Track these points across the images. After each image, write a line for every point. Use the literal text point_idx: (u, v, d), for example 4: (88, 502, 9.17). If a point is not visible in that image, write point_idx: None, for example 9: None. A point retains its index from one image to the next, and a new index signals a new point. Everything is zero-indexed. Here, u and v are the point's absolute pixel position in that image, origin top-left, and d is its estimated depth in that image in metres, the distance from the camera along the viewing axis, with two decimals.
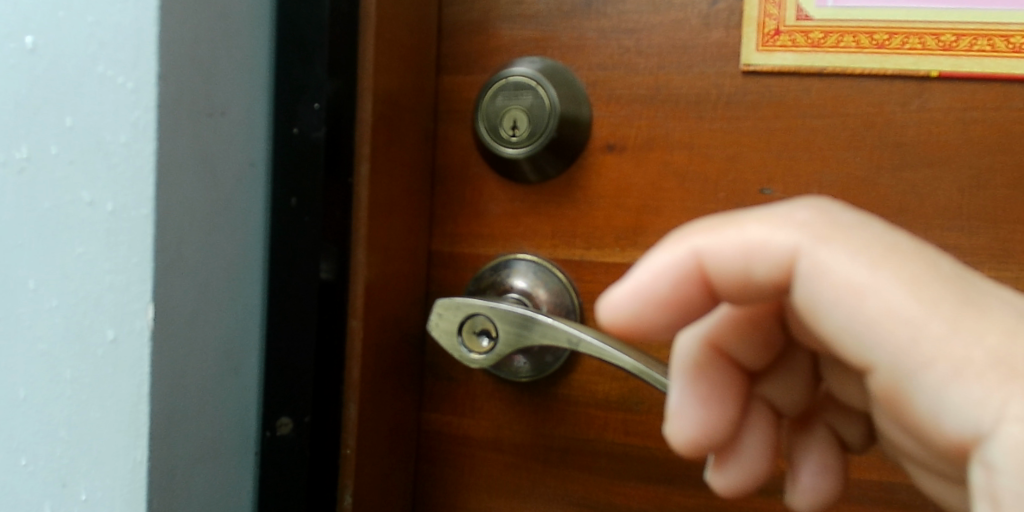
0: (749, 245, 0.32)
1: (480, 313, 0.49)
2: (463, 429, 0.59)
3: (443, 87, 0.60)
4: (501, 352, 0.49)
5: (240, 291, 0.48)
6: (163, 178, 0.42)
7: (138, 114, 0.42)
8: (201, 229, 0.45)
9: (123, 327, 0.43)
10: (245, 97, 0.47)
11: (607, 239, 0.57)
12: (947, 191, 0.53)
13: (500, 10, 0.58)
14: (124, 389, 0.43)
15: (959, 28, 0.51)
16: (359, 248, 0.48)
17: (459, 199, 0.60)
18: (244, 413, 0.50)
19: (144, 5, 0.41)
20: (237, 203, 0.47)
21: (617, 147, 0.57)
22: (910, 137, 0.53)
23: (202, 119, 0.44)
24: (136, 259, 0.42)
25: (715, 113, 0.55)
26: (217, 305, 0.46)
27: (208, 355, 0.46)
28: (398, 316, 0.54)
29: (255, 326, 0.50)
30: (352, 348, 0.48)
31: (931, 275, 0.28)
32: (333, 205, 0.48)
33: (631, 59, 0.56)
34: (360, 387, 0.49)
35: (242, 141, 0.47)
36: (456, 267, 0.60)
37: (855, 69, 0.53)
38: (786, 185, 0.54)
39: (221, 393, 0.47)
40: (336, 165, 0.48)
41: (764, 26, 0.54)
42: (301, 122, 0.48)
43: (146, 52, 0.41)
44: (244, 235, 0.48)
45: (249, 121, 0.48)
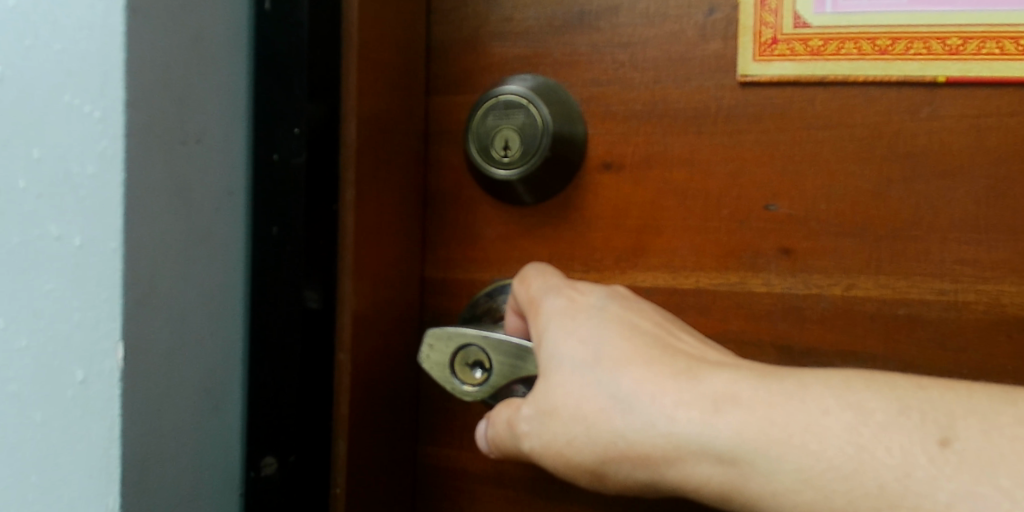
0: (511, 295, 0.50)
1: (472, 344, 0.47)
2: (461, 463, 0.57)
3: (433, 109, 0.58)
4: (496, 384, 0.47)
5: (220, 324, 0.46)
6: (132, 210, 0.40)
7: (105, 144, 0.40)
8: (177, 262, 0.43)
9: (91, 368, 0.41)
10: (221, 123, 0.45)
11: (606, 261, 0.55)
12: (964, 202, 0.50)
13: (488, 28, 0.56)
14: (95, 433, 0.41)
15: (965, 31, 0.49)
16: (346, 276, 0.46)
17: (453, 223, 0.58)
18: (228, 452, 0.48)
19: (111, 30, 0.39)
20: (214, 234, 0.45)
21: (614, 165, 0.54)
22: (921, 146, 0.50)
23: (176, 144, 0.42)
24: (105, 295, 0.40)
25: (716, 127, 0.53)
26: (198, 343, 0.45)
27: (189, 397, 0.44)
28: (390, 348, 0.52)
29: (238, 362, 0.48)
30: (341, 380, 0.46)
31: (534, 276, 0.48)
32: (315, 233, 0.46)
33: (625, 74, 0.54)
34: (349, 423, 0.47)
35: (219, 169, 0.45)
36: (451, 294, 0.58)
37: (858, 77, 0.51)
38: (791, 200, 0.52)
39: (200, 433, 0.45)
40: (316, 195, 0.46)
41: (760, 35, 0.52)
42: (282, 148, 0.46)
43: (113, 79, 0.39)
44: (223, 268, 0.46)
45: (227, 149, 0.46)
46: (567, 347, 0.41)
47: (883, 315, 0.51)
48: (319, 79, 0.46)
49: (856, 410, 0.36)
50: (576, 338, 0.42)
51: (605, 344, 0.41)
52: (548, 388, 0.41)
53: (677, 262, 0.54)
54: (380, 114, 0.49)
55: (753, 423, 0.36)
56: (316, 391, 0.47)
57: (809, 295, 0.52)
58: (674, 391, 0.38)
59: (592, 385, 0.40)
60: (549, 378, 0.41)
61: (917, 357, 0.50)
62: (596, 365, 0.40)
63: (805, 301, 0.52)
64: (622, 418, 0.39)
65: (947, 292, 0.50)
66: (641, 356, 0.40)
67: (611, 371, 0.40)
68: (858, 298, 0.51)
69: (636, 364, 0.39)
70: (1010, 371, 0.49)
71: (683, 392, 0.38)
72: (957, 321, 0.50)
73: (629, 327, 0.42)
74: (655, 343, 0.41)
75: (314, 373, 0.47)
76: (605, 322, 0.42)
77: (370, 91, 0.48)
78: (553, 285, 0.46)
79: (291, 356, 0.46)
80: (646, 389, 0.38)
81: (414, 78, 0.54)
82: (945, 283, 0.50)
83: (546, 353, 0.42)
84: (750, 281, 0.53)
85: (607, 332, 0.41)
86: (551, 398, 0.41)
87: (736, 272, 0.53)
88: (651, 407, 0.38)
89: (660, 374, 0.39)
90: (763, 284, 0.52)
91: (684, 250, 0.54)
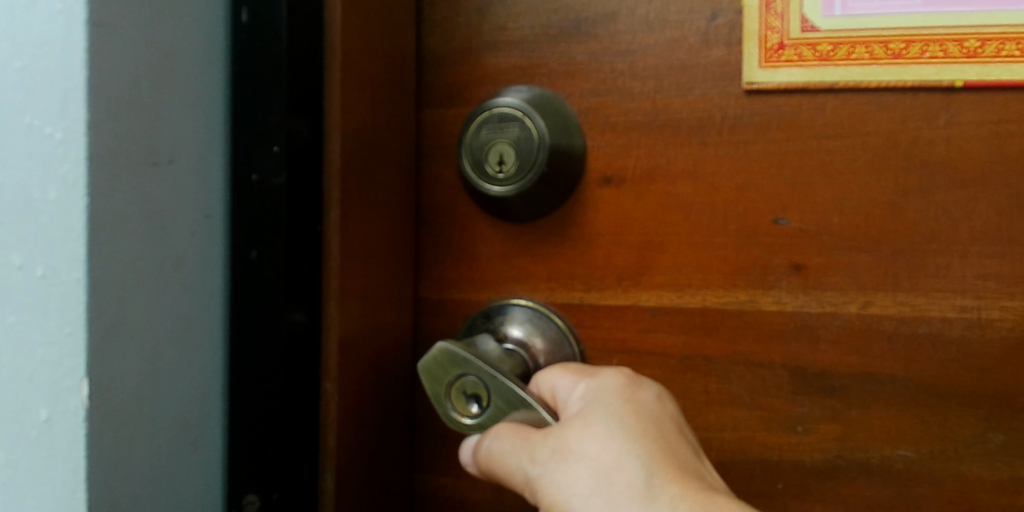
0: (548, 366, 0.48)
1: (476, 377, 0.43)
2: (460, 494, 0.54)
3: (425, 123, 0.55)
4: (484, 426, 0.43)
5: (196, 356, 0.44)
6: (97, 237, 0.38)
7: (67, 167, 0.37)
8: (148, 295, 0.40)
9: (56, 407, 0.38)
10: (194, 142, 0.43)
11: (608, 280, 0.52)
12: (985, 214, 0.47)
13: (481, 38, 0.54)
14: (60, 478, 0.38)
15: (982, 33, 0.46)
16: (331, 300, 0.44)
17: (447, 242, 0.55)
18: (208, 489, 0.45)
19: (72, 46, 0.37)
20: (189, 261, 0.43)
21: (614, 179, 0.52)
22: (939, 154, 0.47)
23: (146, 166, 0.40)
24: (69, 329, 0.38)
25: (721, 137, 0.50)
26: (173, 376, 0.42)
27: (166, 434, 0.42)
28: (381, 375, 0.49)
29: (217, 392, 0.45)
30: (327, 412, 0.45)
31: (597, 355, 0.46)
32: (298, 257, 0.44)
33: (625, 83, 0.51)
34: (338, 457, 0.45)
35: (194, 190, 0.43)
36: (447, 316, 0.55)
37: (870, 83, 0.48)
38: (802, 213, 0.49)
39: (176, 473, 0.43)
40: (298, 216, 0.44)
41: (766, 41, 0.49)
42: (260, 168, 0.44)
43: (74, 97, 0.37)
44: (199, 297, 0.44)
45: (202, 168, 0.43)
46: (618, 415, 0.39)
47: (901, 335, 0.48)
48: (299, 95, 0.44)
49: None
50: (628, 413, 0.39)
51: (651, 434, 0.38)
52: (581, 437, 0.38)
53: (682, 281, 0.51)
54: (365, 132, 0.47)
55: None
56: (300, 424, 0.44)
57: (822, 313, 0.49)
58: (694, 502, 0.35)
59: (624, 457, 0.37)
60: (586, 428, 0.38)
61: (939, 378, 0.47)
62: (636, 443, 0.37)
63: (819, 320, 0.49)
64: (633, 500, 0.35)
65: (969, 309, 0.47)
66: (676, 462, 0.37)
67: (646, 456, 0.37)
68: (875, 316, 0.48)
69: (669, 465, 0.37)
70: None
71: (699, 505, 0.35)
72: (980, 340, 0.47)
73: (677, 433, 0.39)
74: (692, 460, 0.38)
75: (296, 405, 0.44)
76: (658, 415, 0.40)
77: (353, 107, 0.46)
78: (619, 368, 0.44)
79: (269, 385, 0.44)
80: (671, 488, 0.35)
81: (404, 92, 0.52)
82: (968, 299, 0.47)
83: (595, 409, 0.40)
84: (760, 299, 0.50)
85: (656, 423, 0.39)
86: (579, 445, 0.38)
87: (745, 290, 0.50)
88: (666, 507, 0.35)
89: (687, 483, 0.36)
90: (774, 302, 0.49)
91: (689, 268, 0.51)
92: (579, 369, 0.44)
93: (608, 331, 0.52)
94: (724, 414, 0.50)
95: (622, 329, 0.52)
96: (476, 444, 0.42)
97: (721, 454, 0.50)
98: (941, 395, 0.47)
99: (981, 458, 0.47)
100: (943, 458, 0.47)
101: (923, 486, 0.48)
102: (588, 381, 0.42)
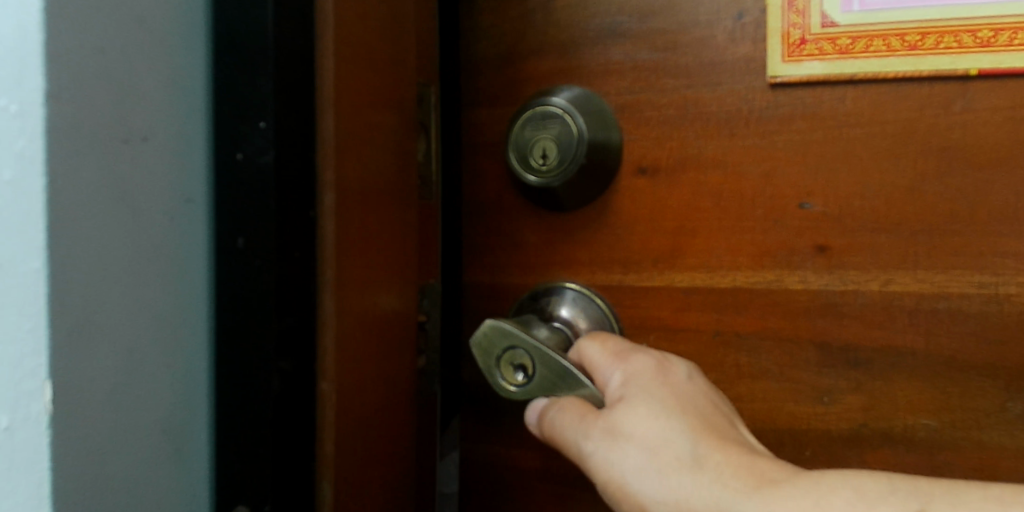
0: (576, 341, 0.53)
1: (521, 348, 0.49)
2: (513, 459, 0.60)
3: (476, 122, 0.61)
4: (532, 392, 0.49)
5: (177, 335, 0.45)
6: (62, 227, 0.39)
7: (23, 144, 0.38)
8: (116, 279, 0.41)
9: (17, 414, 0.39)
10: (171, 122, 0.44)
11: (644, 263, 0.57)
12: (1001, 195, 0.49)
13: (525, 43, 0.59)
14: (25, 455, 0.39)
15: (995, 23, 0.49)
16: (326, 297, 0.42)
17: (496, 230, 0.60)
18: (188, 468, 0.46)
19: (29, 29, 0.38)
20: (165, 242, 0.44)
21: (649, 170, 0.56)
22: (956, 140, 0.50)
23: (116, 151, 0.41)
24: (29, 325, 0.38)
25: (749, 129, 0.54)
26: (149, 365, 0.43)
27: (139, 422, 0.43)
28: (399, 370, 0.48)
29: (201, 372, 0.46)
30: (324, 414, 0.43)
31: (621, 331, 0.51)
32: (289, 245, 0.42)
33: (658, 81, 0.56)
34: (335, 467, 0.43)
35: (170, 171, 0.44)
36: (497, 298, 0.61)
37: (887, 73, 0.51)
38: (825, 198, 0.53)
39: (150, 453, 0.44)
40: (287, 200, 0.42)
41: (788, 37, 0.52)
42: (245, 147, 0.43)
43: (32, 71, 0.38)
44: (179, 276, 0.45)
45: (180, 148, 0.45)
46: (657, 395, 0.44)
47: (921, 310, 0.51)
48: (287, 77, 0.42)
49: (854, 491, 0.37)
50: (666, 394, 0.45)
51: (689, 410, 0.44)
52: (628, 419, 0.43)
53: (713, 263, 0.55)
54: (365, 108, 0.45)
55: (789, 504, 0.37)
56: (293, 425, 0.42)
57: (846, 291, 0.52)
58: (735, 464, 0.40)
59: (670, 433, 0.42)
60: (631, 409, 0.44)
61: (959, 352, 0.50)
62: (677, 419, 0.43)
63: (842, 297, 0.52)
64: (683, 469, 0.41)
65: (987, 285, 0.50)
66: (713, 431, 0.43)
67: (689, 430, 0.42)
68: (896, 293, 0.51)
69: (709, 434, 0.42)
70: None
71: (739, 466, 0.40)
72: (998, 314, 0.50)
73: (707, 407, 0.45)
74: (724, 427, 0.44)
75: (290, 406, 0.42)
76: (690, 392, 0.45)
77: (348, 82, 0.43)
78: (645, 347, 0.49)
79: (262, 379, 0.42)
80: (715, 456, 0.41)
81: (417, 73, 0.50)
82: (985, 276, 0.50)
83: (635, 391, 0.45)
84: (786, 279, 0.53)
85: (691, 402, 0.44)
86: (628, 425, 0.43)
87: (772, 271, 0.54)
88: (712, 472, 0.40)
89: (728, 447, 0.41)
90: (799, 281, 0.53)
91: (720, 251, 0.55)
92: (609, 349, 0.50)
93: (645, 310, 0.57)
94: (754, 387, 0.54)
95: (659, 307, 0.56)
96: (545, 409, 0.48)
97: (753, 423, 0.54)
98: (961, 367, 0.50)
99: (1002, 427, 0.50)
100: (965, 427, 0.50)
101: (947, 454, 0.50)
102: (621, 362, 0.48)
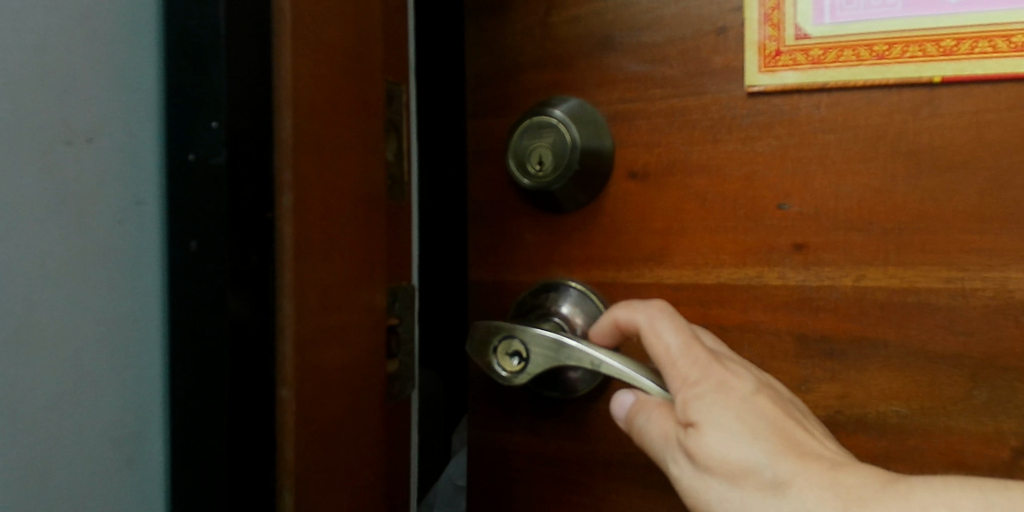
0: (618, 320, 0.55)
1: (510, 335, 0.56)
2: (516, 444, 0.65)
3: (480, 130, 0.66)
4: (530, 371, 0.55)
5: (125, 321, 0.49)
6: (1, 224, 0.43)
7: None
8: (59, 269, 0.46)
9: None
10: (119, 125, 0.48)
11: (635, 261, 0.60)
12: (967, 195, 0.52)
13: (525, 57, 0.63)
14: None
15: (958, 33, 0.52)
16: (285, 296, 0.44)
17: (500, 232, 0.65)
18: (138, 445, 0.50)
19: None
20: (112, 235, 0.48)
21: (639, 174, 0.60)
22: (924, 144, 0.53)
23: (58, 153, 0.46)
24: None
25: (730, 135, 0.57)
26: (95, 349, 0.48)
27: (91, 397, 0.48)
28: (369, 374, 0.48)
29: (153, 357, 0.50)
30: (285, 419, 0.44)
31: (669, 324, 0.52)
32: (245, 249, 0.43)
33: (647, 91, 0.59)
34: (296, 471, 0.44)
35: (119, 171, 0.48)
36: (501, 294, 0.65)
37: (857, 82, 0.54)
38: (803, 199, 0.56)
39: (99, 429, 0.48)
40: (244, 205, 0.43)
41: (764, 48, 0.56)
42: (196, 149, 0.45)
43: None
44: (128, 267, 0.49)
45: (130, 150, 0.49)
46: (728, 419, 0.46)
47: (893, 303, 0.54)
48: (245, 89, 0.43)
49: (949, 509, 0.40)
50: (736, 414, 0.46)
51: (762, 430, 0.46)
52: (707, 450, 0.46)
53: (698, 261, 0.59)
54: (325, 111, 0.45)
55: None
56: (256, 423, 0.44)
57: (821, 286, 0.56)
58: (817, 486, 0.43)
59: (749, 462, 0.45)
60: (706, 439, 0.46)
61: (928, 343, 0.53)
62: (753, 446, 0.45)
63: (818, 292, 0.56)
64: (770, 496, 0.44)
65: (954, 280, 0.53)
66: (789, 449, 0.45)
67: (766, 455, 0.45)
68: (869, 288, 0.54)
69: (786, 455, 0.44)
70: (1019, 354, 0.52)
71: (820, 489, 0.43)
72: (965, 307, 0.53)
73: (776, 419, 0.47)
74: (796, 439, 0.46)
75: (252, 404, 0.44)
76: (757, 406, 0.47)
77: (305, 85, 0.44)
78: (702, 350, 0.50)
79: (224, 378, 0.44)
80: (795, 481, 0.43)
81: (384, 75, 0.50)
82: (952, 271, 0.53)
83: (706, 416, 0.47)
84: (766, 275, 0.57)
85: (760, 420, 0.46)
86: (708, 456, 0.46)
87: (754, 267, 0.57)
88: (797, 499, 0.43)
89: (807, 467, 0.44)
90: (778, 277, 0.57)
91: (705, 249, 0.58)
92: (668, 356, 0.51)
93: None
94: None
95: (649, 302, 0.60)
96: (631, 416, 0.52)
97: None
98: (929, 357, 0.53)
99: (968, 413, 0.53)
100: (933, 414, 0.53)
101: (915, 439, 0.54)
102: (686, 380, 0.49)
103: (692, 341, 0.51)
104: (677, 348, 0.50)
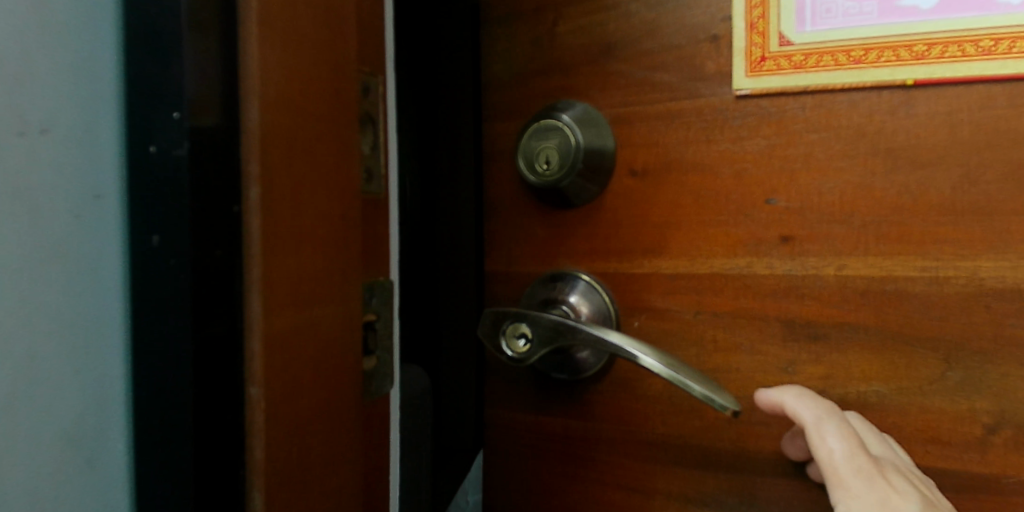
0: (784, 405, 0.58)
1: (515, 319, 0.61)
2: (528, 421, 0.70)
3: (494, 132, 0.71)
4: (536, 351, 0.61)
5: (70, 318, 0.47)
6: None
7: None
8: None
9: None
10: (76, 115, 0.47)
11: (636, 253, 0.65)
12: (941, 188, 0.56)
13: (534, 64, 0.69)
14: None
15: (929, 38, 0.56)
16: (252, 293, 0.42)
17: (512, 226, 0.70)
18: (95, 445, 0.49)
19: None
20: (54, 228, 0.46)
21: (639, 172, 0.65)
22: (901, 142, 0.57)
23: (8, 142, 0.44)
24: None
25: (722, 135, 0.62)
26: (44, 345, 0.46)
27: (51, 393, 0.47)
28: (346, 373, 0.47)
29: (115, 357, 0.49)
30: (253, 420, 0.43)
31: (836, 429, 0.55)
32: (207, 243, 0.42)
33: (645, 95, 0.64)
34: (265, 472, 0.43)
35: (77, 162, 0.47)
36: (513, 284, 0.71)
37: (835, 85, 0.58)
38: (789, 194, 0.60)
39: (44, 428, 0.47)
40: (210, 194, 0.42)
41: (750, 55, 0.60)
42: (159, 141, 0.44)
43: None
44: (84, 263, 0.48)
45: (86, 142, 0.48)
46: None
47: (872, 290, 0.58)
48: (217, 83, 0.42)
49: None
50: None
51: None
52: None
53: (692, 252, 0.63)
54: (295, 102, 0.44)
55: None
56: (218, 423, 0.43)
57: (806, 275, 0.60)
58: None
59: None
60: None
61: (905, 328, 0.57)
62: None
63: (804, 280, 0.60)
64: None
65: (929, 269, 0.57)
66: None
67: None
68: (850, 276, 0.59)
69: None
70: (990, 337, 0.55)
71: None
72: (940, 294, 0.56)
73: None
74: None
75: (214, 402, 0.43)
76: None
77: (274, 76, 0.43)
78: (870, 465, 0.54)
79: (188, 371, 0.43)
80: None
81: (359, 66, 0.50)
82: (928, 261, 0.57)
83: None
84: (756, 265, 0.61)
85: None
86: None
87: (743, 258, 0.62)
88: None
89: None
90: (766, 267, 0.61)
91: (699, 241, 0.63)
92: (831, 462, 0.55)
93: (636, 294, 0.66)
94: (730, 359, 0.62)
95: (648, 290, 0.65)
96: None
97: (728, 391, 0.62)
98: (907, 341, 0.57)
99: (944, 393, 0.57)
100: (910, 393, 0.57)
101: (894, 417, 0.58)
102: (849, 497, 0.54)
103: (860, 453, 0.54)
104: (841, 457, 0.55)
